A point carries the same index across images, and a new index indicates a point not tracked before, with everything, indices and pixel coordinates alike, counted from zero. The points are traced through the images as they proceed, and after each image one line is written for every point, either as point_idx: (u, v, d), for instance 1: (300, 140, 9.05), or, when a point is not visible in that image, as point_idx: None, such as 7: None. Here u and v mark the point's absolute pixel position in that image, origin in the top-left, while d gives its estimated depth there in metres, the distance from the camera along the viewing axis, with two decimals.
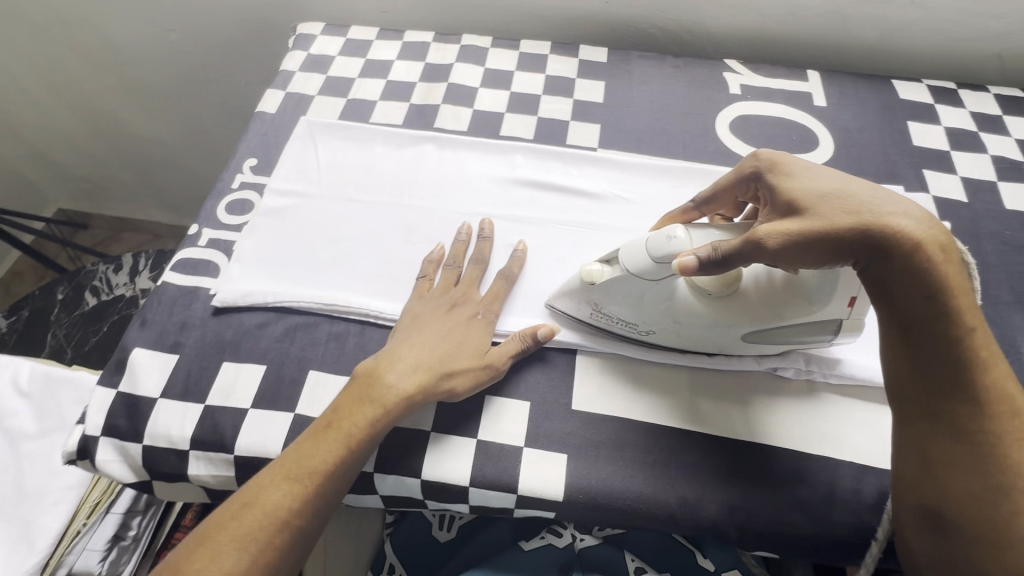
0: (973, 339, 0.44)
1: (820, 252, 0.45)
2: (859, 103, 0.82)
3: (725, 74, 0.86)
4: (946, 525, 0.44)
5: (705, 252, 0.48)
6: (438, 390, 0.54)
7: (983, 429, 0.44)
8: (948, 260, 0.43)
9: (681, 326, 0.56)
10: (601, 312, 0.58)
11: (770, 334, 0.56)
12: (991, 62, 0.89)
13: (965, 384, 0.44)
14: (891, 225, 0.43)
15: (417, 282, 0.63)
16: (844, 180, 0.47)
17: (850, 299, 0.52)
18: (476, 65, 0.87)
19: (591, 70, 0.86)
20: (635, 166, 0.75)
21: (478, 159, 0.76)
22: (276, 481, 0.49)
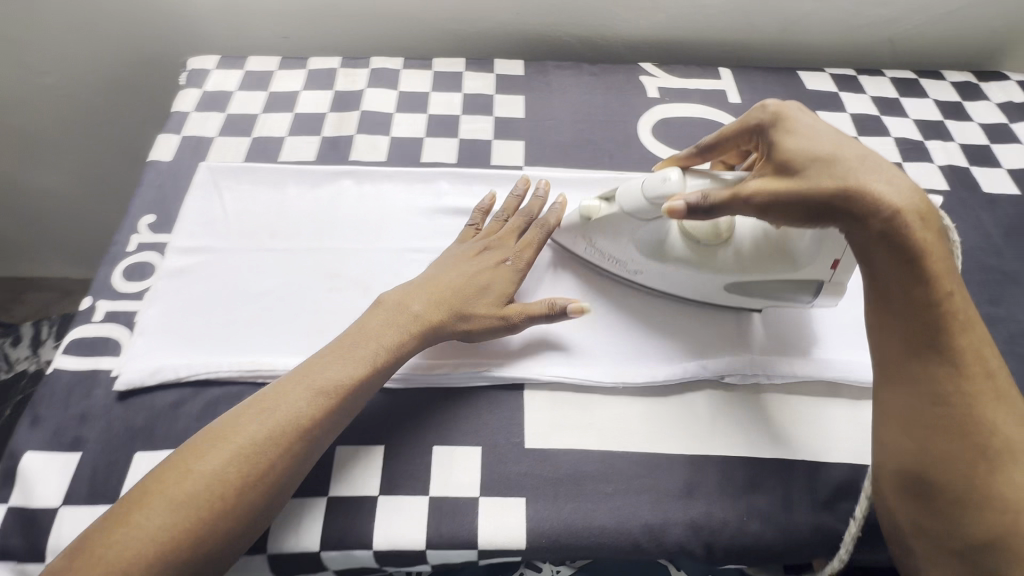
0: (949, 304, 0.45)
1: (799, 213, 0.47)
2: (770, 97, 0.85)
3: (641, 77, 0.86)
4: (926, 490, 0.44)
5: (694, 198, 0.50)
6: (453, 326, 0.57)
7: (960, 391, 0.44)
8: (928, 227, 0.44)
9: (670, 270, 0.60)
10: (597, 250, 0.63)
11: (750, 285, 0.58)
12: (883, 47, 0.94)
13: (945, 344, 0.45)
14: (872, 193, 0.44)
15: (465, 227, 0.66)
16: (838, 143, 0.47)
17: (834, 261, 0.54)
18: (389, 89, 0.83)
19: (508, 84, 0.84)
20: (564, 181, 0.73)
21: (402, 190, 0.72)
22: (298, 389, 0.50)
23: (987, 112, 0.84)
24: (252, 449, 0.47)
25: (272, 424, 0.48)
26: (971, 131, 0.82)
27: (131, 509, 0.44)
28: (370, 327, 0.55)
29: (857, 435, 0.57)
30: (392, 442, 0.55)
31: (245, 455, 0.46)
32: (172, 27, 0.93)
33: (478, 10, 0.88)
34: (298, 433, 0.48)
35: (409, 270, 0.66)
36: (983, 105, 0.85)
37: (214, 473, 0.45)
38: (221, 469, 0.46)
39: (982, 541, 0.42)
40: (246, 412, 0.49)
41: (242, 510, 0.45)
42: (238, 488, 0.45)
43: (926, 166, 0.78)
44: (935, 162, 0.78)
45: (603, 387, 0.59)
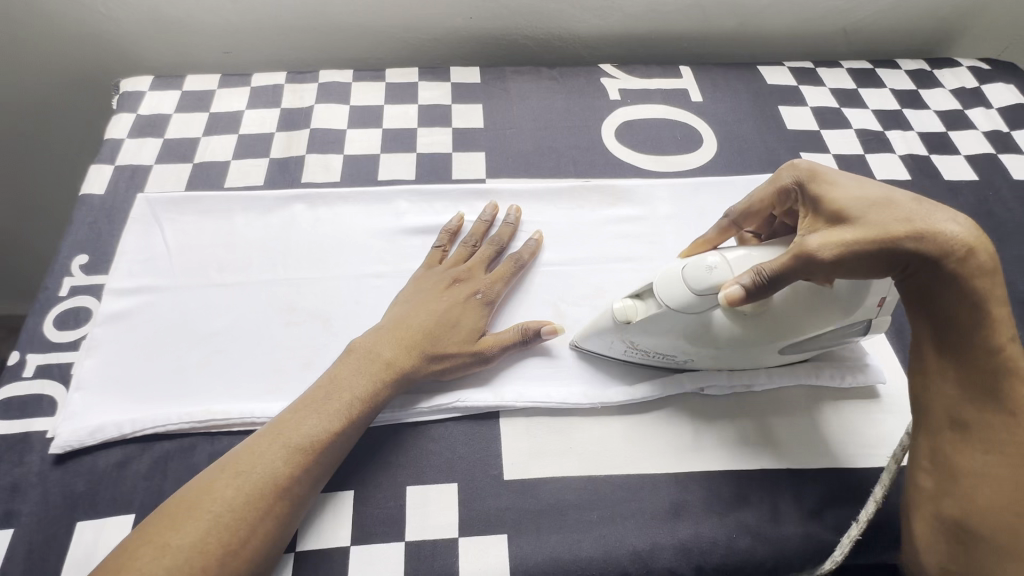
0: (1010, 349, 0.45)
1: (871, 261, 0.45)
2: (731, 94, 0.84)
3: (602, 80, 0.84)
4: (971, 537, 0.43)
5: (749, 279, 0.46)
6: (425, 367, 0.54)
7: (1014, 439, 0.44)
8: (988, 270, 0.45)
9: (722, 349, 0.54)
10: (636, 347, 0.56)
11: (805, 342, 0.55)
12: (838, 38, 0.94)
13: (1001, 389, 0.45)
14: (941, 234, 0.45)
15: (432, 252, 0.63)
16: (893, 189, 0.48)
17: (881, 301, 0.52)
18: (340, 104, 0.78)
19: (465, 93, 0.81)
20: (529, 192, 0.70)
21: (359, 212, 0.68)
22: (275, 446, 0.47)
23: (942, 99, 0.85)
24: (245, 508, 0.44)
25: (272, 478, 0.46)
26: (929, 119, 0.83)
27: (130, 553, 0.41)
28: (340, 377, 0.52)
29: (839, 440, 0.56)
30: (361, 487, 0.52)
31: (238, 515, 0.44)
32: (101, 47, 0.87)
33: (428, 16, 0.85)
34: (286, 489, 0.46)
35: (370, 297, 0.62)
36: (938, 92, 0.86)
37: (224, 503, 0.44)
38: (231, 499, 0.44)
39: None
40: (231, 469, 0.46)
41: (255, 546, 0.44)
42: (224, 553, 0.42)
43: (888, 156, 0.78)
44: (897, 152, 0.79)
45: (579, 408, 0.57)
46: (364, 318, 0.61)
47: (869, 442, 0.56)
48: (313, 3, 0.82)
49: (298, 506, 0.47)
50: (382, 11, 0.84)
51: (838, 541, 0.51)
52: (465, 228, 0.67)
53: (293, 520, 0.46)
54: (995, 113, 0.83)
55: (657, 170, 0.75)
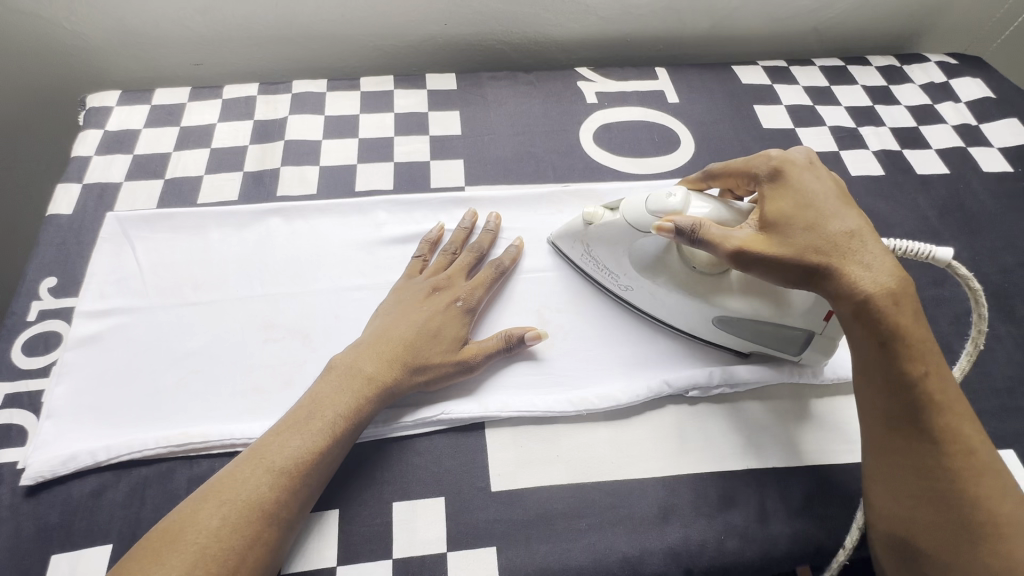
0: (926, 379, 0.45)
1: (772, 276, 0.49)
2: (707, 94, 0.84)
3: (579, 83, 0.84)
4: (915, 555, 0.44)
5: (682, 228, 0.50)
6: (409, 380, 0.53)
7: (941, 464, 0.44)
8: (899, 306, 0.46)
9: (656, 286, 0.58)
10: (591, 256, 0.62)
11: (736, 324, 0.56)
12: (810, 36, 0.95)
13: (923, 417, 0.45)
14: (848, 273, 0.47)
15: (412, 262, 0.63)
16: (834, 216, 0.49)
17: (827, 313, 0.52)
18: (315, 114, 0.77)
19: (442, 100, 0.80)
20: (508, 199, 0.70)
21: (336, 224, 0.67)
22: (257, 470, 0.46)
23: (912, 94, 0.87)
24: (229, 537, 0.43)
25: (238, 511, 0.44)
26: (900, 114, 0.84)
27: None
28: (321, 394, 0.51)
29: (821, 436, 0.57)
30: (346, 505, 0.51)
31: (225, 543, 0.42)
32: (66, 63, 0.85)
33: (402, 24, 0.84)
34: (272, 513, 0.45)
35: (351, 310, 0.61)
36: (908, 87, 0.88)
37: (210, 533, 0.43)
38: (218, 529, 0.43)
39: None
40: (214, 495, 0.45)
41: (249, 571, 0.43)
42: None
43: (862, 152, 0.79)
44: (870, 148, 0.80)
45: (564, 416, 0.56)
46: (344, 332, 0.60)
47: (852, 437, 0.57)
48: (284, 13, 0.81)
49: (287, 530, 0.46)
50: (355, 19, 0.83)
51: (825, 540, 0.51)
52: (445, 236, 0.67)
53: (285, 543, 0.46)
54: (963, 107, 0.85)
55: (636, 173, 0.75)
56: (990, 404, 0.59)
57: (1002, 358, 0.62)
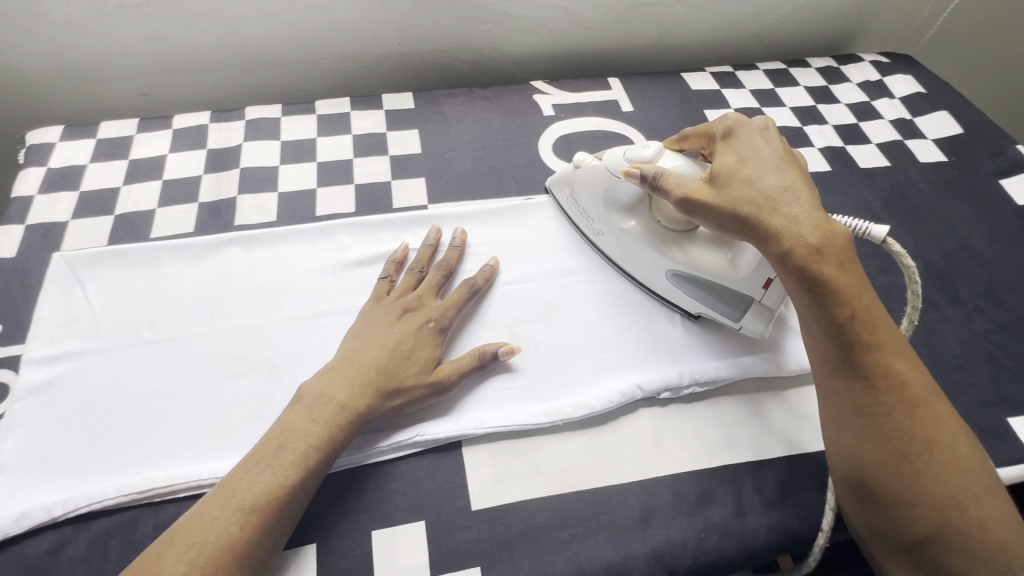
0: (856, 321, 0.48)
1: (710, 225, 0.55)
2: (660, 101, 0.86)
3: (535, 96, 0.85)
4: (867, 492, 0.47)
5: (647, 171, 0.56)
6: (380, 406, 0.52)
7: (877, 401, 0.48)
8: (823, 257, 0.49)
9: (620, 232, 0.64)
10: (575, 201, 0.68)
11: (680, 278, 0.61)
12: (753, 41, 0.99)
13: (855, 359, 0.48)
14: (776, 222, 0.51)
15: (378, 284, 0.62)
16: (773, 173, 0.53)
17: (766, 280, 0.57)
18: (271, 140, 0.76)
19: (399, 119, 0.80)
20: (472, 214, 0.70)
21: (300, 250, 0.66)
22: (227, 509, 0.45)
23: (851, 93, 0.91)
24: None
25: (213, 553, 0.42)
26: (841, 112, 0.88)
27: None
28: (291, 425, 0.50)
29: (790, 427, 0.58)
30: (323, 538, 0.50)
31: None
32: (1, 99, 0.81)
33: (355, 43, 0.84)
34: (242, 554, 0.43)
35: (318, 338, 0.60)
36: (847, 86, 0.92)
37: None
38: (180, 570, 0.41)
39: (921, 536, 0.45)
40: (181, 540, 0.43)
41: None
42: None
43: (808, 150, 0.83)
44: (816, 145, 0.83)
45: (541, 428, 0.56)
46: (312, 361, 0.58)
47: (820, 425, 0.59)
48: (233, 39, 0.80)
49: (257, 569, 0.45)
50: (307, 41, 0.82)
51: (798, 526, 0.53)
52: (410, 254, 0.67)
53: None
54: (898, 102, 0.90)
55: None
56: (943, 383, 0.62)
57: (951, 338, 0.65)
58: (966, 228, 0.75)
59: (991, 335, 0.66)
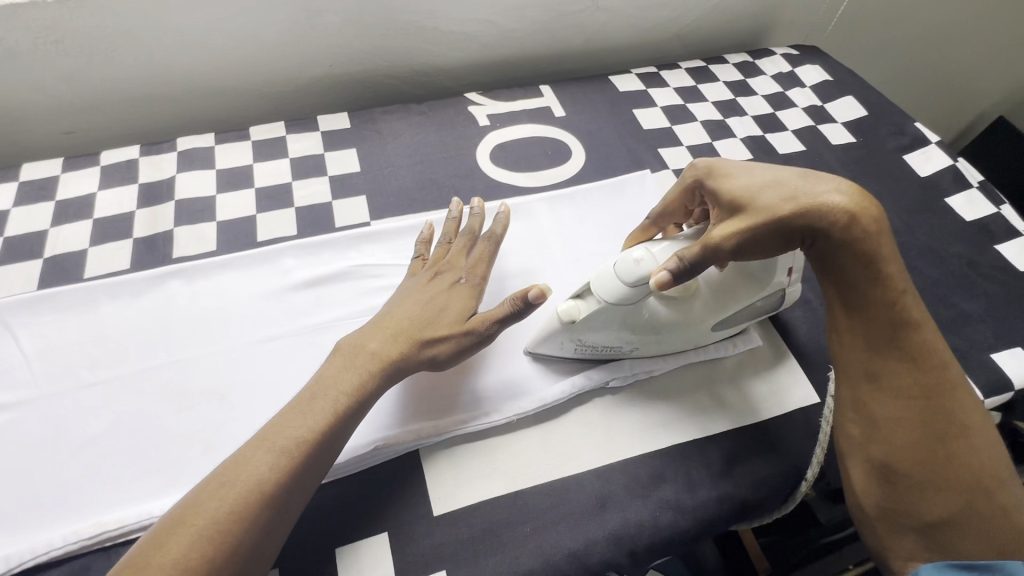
0: (904, 302, 0.51)
1: (765, 245, 0.53)
2: (590, 105, 0.90)
3: (470, 107, 0.88)
4: (896, 474, 0.49)
5: (674, 265, 0.52)
6: (420, 353, 0.54)
7: (919, 382, 0.50)
8: (880, 232, 0.51)
9: (659, 333, 0.59)
10: (583, 345, 0.59)
11: (728, 321, 0.61)
12: (674, 42, 1.05)
13: (903, 339, 0.51)
14: (820, 210, 0.51)
15: (412, 262, 0.63)
16: (782, 171, 0.54)
17: (790, 271, 0.59)
18: (205, 169, 0.75)
19: (336, 139, 0.81)
20: (414, 228, 0.71)
21: (243, 278, 0.66)
22: (260, 451, 0.45)
23: (767, 84, 0.97)
24: (230, 518, 0.42)
25: (239, 494, 0.43)
26: (759, 103, 0.94)
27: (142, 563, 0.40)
28: (325, 375, 0.51)
29: (732, 401, 0.62)
30: (286, 561, 0.50)
31: (227, 527, 0.41)
32: None
33: (286, 66, 0.84)
34: (271, 494, 0.44)
35: (268, 363, 0.60)
36: (763, 78, 0.98)
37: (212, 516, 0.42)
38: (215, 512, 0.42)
39: (939, 517, 0.47)
40: (218, 480, 0.44)
41: (251, 527, 0.42)
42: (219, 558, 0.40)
43: (731, 141, 0.88)
44: (738, 136, 0.89)
45: (496, 429, 0.58)
46: (263, 387, 0.58)
47: (759, 397, 0.62)
48: (157, 69, 0.78)
49: (284, 513, 0.45)
50: (236, 68, 0.82)
51: (745, 494, 0.56)
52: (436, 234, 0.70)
53: (278, 525, 0.44)
54: (809, 90, 0.96)
55: (535, 186, 0.79)
56: None
57: None
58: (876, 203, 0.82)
59: None
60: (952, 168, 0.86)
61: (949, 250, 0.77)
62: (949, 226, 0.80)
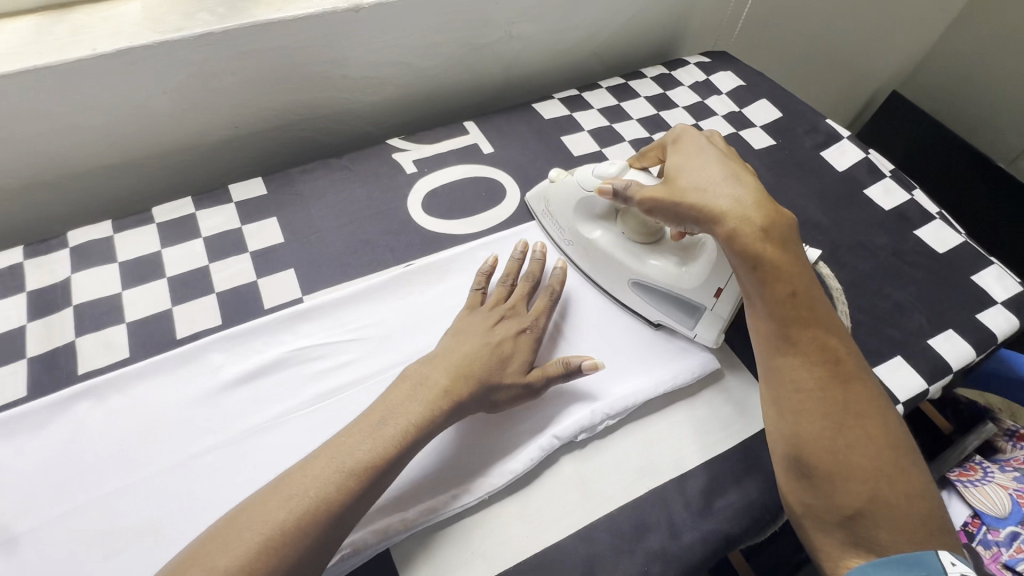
0: (794, 300, 0.51)
1: (671, 223, 0.57)
2: (517, 137, 0.88)
3: (394, 155, 0.83)
4: (804, 467, 0.48)
5: (621, 185, 0.60)
6: (477, 396, 0.54)
7: (816, 377, 0.49)
8: (766, 237, 0.51)
9: (592, 247, 0.68)
10: (550, 213, 0.72)
11: (648, 292, 0.65)
12: (592, 60, 1.04)
13: (795, 335, 0.50)
14: (717, 204, 0.52)
15: (472, 293, 0.64)
16: (715, 163, 0.56)
17: (717, 289, 0.59)
18: (105, 263, 0.68)
19: (254, 209, 0.75)
20: (353, 298, 0.67)
21: (164, 384, 0.59)
22: (332, 469, 0.46)
23: (685, 95, 0.99)
24: (294, 531, 0.42)
25: (308, 503, 0.44)
26: (681, 115, 0.95)
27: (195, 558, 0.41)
28: (393, 403, 0.51)
29: (701, 433, 0.61)
30: None
31: (283, 539, 0.42)
32: None
33: (187, 133, 0.77)
34: (331, 511, 0.44)
35: (206, 480, 0.54)
36: (681, 89, 1.00)
37: (266, 522, 0.42)
38: (276, 517, 0.43)
39: (852, 511, 0.45)
40: (280, 491, 0.44)
41: (304, 541, 0.43)
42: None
43: None
44: None
45: (468, 508, 0.54)
46: (204, 508, 0.53)
47: (725, 423, 0.62)
48: (36, 157, 0.70)
49: (331, 541, 0.44)
50: (128, 142, 0.74)
51: (728, 529, 0.56)
52: (499, 265, 0.71)
53: (326, 547, 0.44)
54: (725, 97, 0.99)
55: (473, 232, 0.77)
56: None
57: None
58: (803, 203, 0.85)
59: (842, 297, 0.75)
60: (865, 160, 0.90)
61: (875, 241, 0.81)
62: (872, 217, 0.84)
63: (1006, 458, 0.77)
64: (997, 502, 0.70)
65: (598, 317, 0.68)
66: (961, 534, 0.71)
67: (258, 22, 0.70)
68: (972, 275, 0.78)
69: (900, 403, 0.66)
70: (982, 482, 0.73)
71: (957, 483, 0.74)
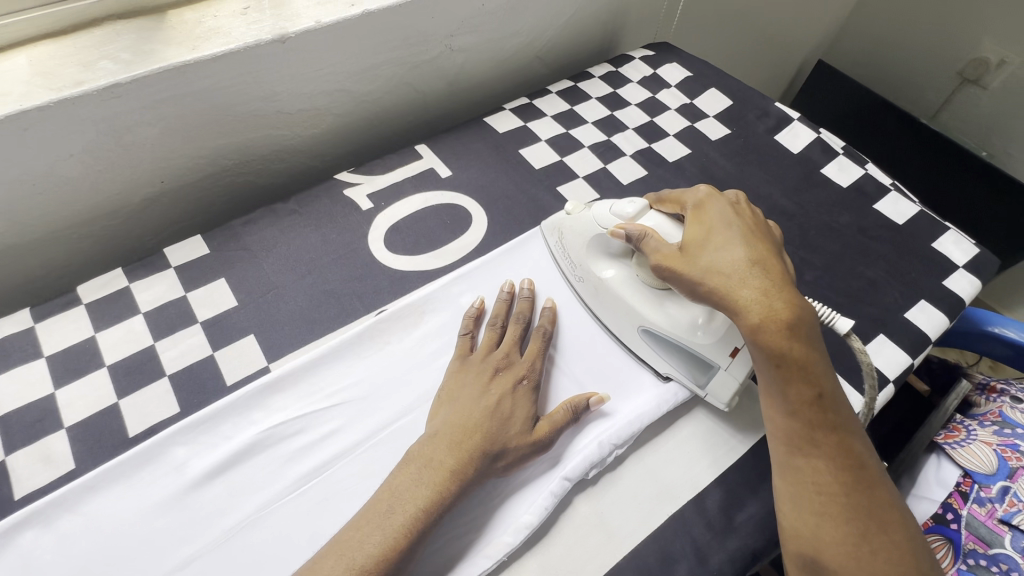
0: (821, 402, 0.49)
1: (688, 296, 0.55)
2: (474, 155, 0.84)
3: (346, 191, 0.77)
4: (825, 569, 0.47)
5: (633, 235, 0.58)
6: (481, 463, 0.52)
7: (837, 481, 0.48)
8: (794, 338, 0.48)
9: (601, 286, 0.64)
10: (563, 247, 0.69)
11: (660, 341, 0.61)
12: (537, 64, 1.01)
13: (818, 437, 0.49)
14: (740, 294, 0.50)
15: (460, 340, 0.62)
16: (739, 243, 0.53)
17: (733, 349, 0.56)
18: (30, 360, 0.59)
19: (198, 271, 0.67)
20: (325, 360, 0.61)
21: (122, 494, 0.52)
22: (339, 567, 0.45)
23: (637, 92, 0.97)
24: None
25: None
26: (635, 113, 0.94)
27: None
28: (399, 487, 0.50)
29: (710, 448, 0.60)
30: None
31: None
32: None
33: (107, 195, 0.69)
34: None
35: None
36: (631, 87, 0.98)
37: None
38: None
39: None
40: None
41: None
42: None
43: (623, 161, 0.86)
44: (627, 154, 0.87)
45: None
46: None
47: (732, 433, 0.61)
48: None
49: None
50: (37, 217, 0.65)
51: (752, 544, 0.55)
52: (487, 306, 0.67)
53: None
54: (676, 90, 0.98)
55: (443, 265, 0.72)
56: None
57: None
58: (767, 190, 0.85)
59: (819, 283, 0.75)
60: (818, 140, 0.91)
61: (840, 221, 0.82)
62: (833, 196, 0.85)
63: (982, 411, 0.80)
64: (985, 460, 0.72)
65: (588, 343, 0.66)
66: (956, 495, 0.71)
67: (170, 65, 0.63)
68: (933, 243, 0.80)
69: (890, 384, 0.67)
70: (966, 441, 0.75)
71: (944, 446, 0.76)
